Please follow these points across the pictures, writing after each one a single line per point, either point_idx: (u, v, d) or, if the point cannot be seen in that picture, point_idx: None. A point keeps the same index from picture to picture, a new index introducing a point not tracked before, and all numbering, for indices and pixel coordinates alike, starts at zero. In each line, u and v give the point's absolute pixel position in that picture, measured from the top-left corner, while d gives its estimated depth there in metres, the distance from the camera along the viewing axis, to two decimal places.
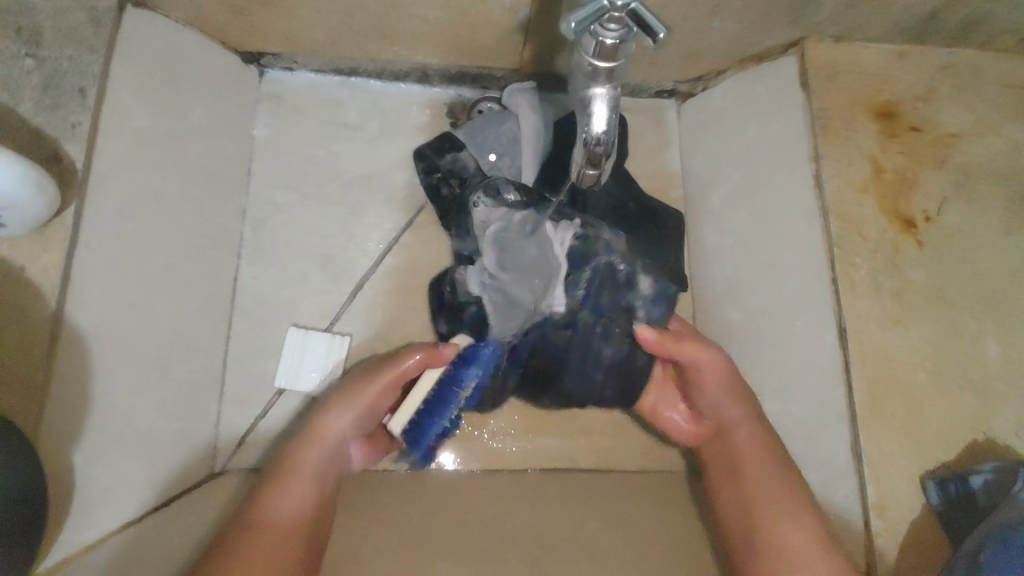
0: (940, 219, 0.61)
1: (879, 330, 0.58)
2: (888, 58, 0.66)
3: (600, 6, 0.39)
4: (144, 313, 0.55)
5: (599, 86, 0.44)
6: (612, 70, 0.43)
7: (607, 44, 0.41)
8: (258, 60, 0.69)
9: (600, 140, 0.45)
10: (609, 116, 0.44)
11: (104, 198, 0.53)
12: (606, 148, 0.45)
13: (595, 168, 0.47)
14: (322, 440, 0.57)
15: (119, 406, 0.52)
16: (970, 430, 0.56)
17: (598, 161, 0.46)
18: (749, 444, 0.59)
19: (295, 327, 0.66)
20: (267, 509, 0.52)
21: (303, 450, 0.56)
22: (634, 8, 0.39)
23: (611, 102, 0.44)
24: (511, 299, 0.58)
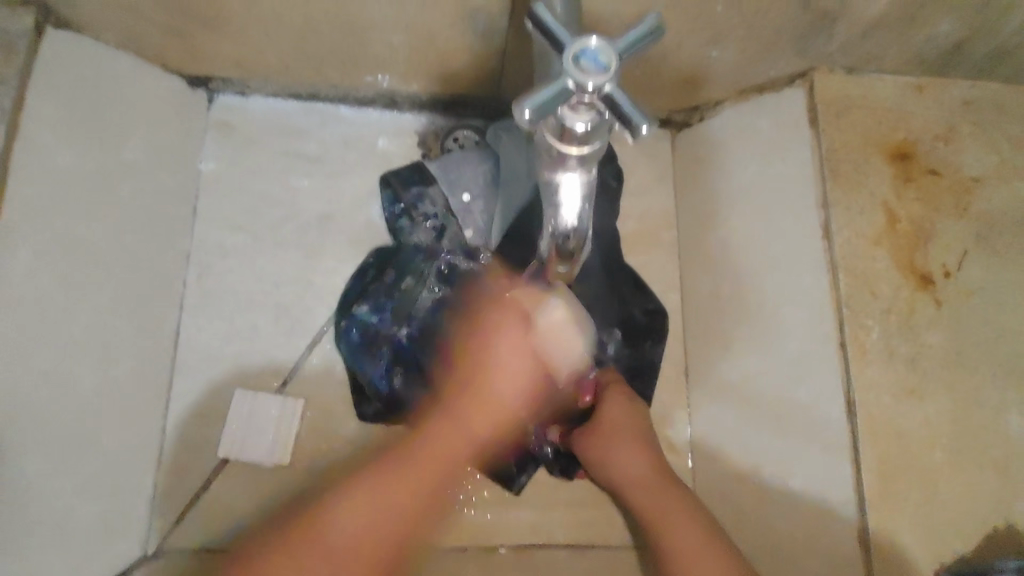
0: (959, 274, 0.55)
1: (892, 402, 0.52)
2: (904, 91, 0.59)
3: (566, 88, 0.33)
4: (66, 381, 0.49)
5: (568, 170, 0.38)
6: (584, 155, 0.37)
7: (576, 128, 0.35)
8: (207, 84, 0.63)
9: (570, 234, 0.39)
10: (582, 204, 0.38)
11: (17, 256, 0.46)
12: (579, 241, 0.39)
13: (566, 261, 0.41)
14: (490, 384, 0.52)
15: (32, 492, 0.46)
16: (990, 515, 0.51)
17: (568, 254, 0.40)
18: (654, 501, 0.53)
19: (242, 387, 0.59)
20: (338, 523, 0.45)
21: (468, 408, 0.51)
22: (608, 91, 0.33)
23: (586, 186, 0.38)
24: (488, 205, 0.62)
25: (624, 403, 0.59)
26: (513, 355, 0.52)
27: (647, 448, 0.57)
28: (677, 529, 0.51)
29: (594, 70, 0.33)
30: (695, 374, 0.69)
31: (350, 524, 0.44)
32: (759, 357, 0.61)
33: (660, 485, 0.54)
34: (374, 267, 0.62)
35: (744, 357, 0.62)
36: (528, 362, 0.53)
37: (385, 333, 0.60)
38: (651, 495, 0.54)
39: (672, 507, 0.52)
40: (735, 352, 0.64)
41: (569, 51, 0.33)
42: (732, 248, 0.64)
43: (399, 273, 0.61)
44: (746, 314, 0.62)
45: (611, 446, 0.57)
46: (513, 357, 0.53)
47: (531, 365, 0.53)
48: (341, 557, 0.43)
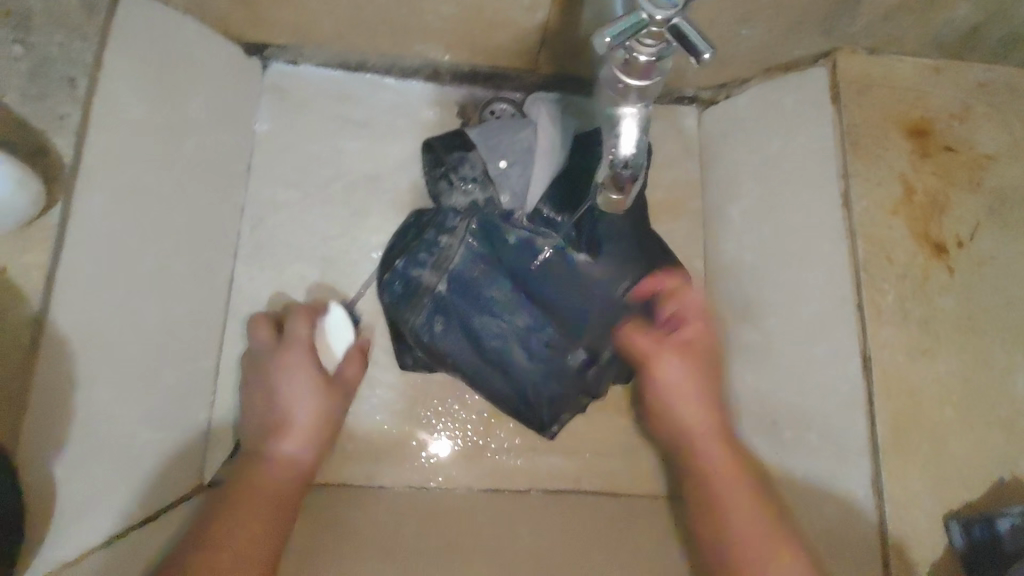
0: (972, 245, 0.58)
1: (905, 360, 0.55)
2: (923, 72, 0.63)
3: (640, 20, 0.36)
4: (132, 316, 0.53)
5: (629, 104, 0.42)
6: (645, 89, 0.41)
7: (642, 59, 0.39)
8: (262, 51, 0.66)
9: (628, 161, 0.42)
10: (639, 136, 0.42)
11: (93, 198, 0.50)
12: (635, 171, 0.42)
13: (620, 192, 0.44)
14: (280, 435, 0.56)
15: (102, 414, 0.50)
16: (996, 469, 0.54)
17: (623, 183, 0.43)
18: (714, 455, 0.55)
19: None
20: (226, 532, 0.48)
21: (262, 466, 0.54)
22: (676, 22, 0.36)
23: (642, 121, 0.42)
24: (526, 168, 0.64)
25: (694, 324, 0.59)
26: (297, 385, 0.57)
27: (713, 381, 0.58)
28: (733, 490, 0.53)
29: (666, 2, 0.36)
30: None
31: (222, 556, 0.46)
32: (779, 321, 0.64)
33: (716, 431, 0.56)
34: (414, 226, 0.65)
35: (764, 322, 0.66)
36: (306, 399, 0.57)
37: (425, 285, 0.62)
38: (707, 439, 0.56)
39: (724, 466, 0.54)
40: (756, 318, 0.67)
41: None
42: (754, 220, 0.68)
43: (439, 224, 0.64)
44: (767, 281, 0.66)
45: (688, 381, 0.57)
46: (305, 413, 0.57)
47: (312, 408, 0.57)
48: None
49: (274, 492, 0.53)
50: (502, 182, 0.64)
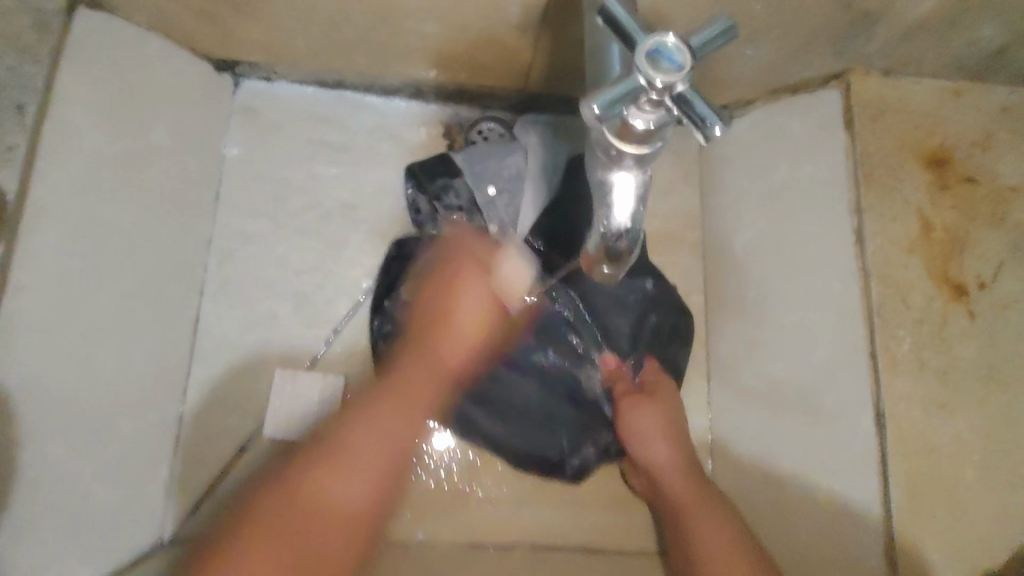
0: (995, 286, 0.54)
1: (922, 414, 0.51)
2: (942, 97, 0.58)
3: (637, 85, 0.33)
4: (89, 362, 0.49)
5: (624, 169, 0.38)
6: (641, 155, 0.37)
7: (639, 127, 0.35)
8: (233, 68, 0.62)
9: (622, 234, 0.40)
10: (637, 204, 0.39)
11: (43, 237, 0.46)
12: (631, 242, 0.40)
13: (613, 262, 0.42)
14: (444, 345, 0.52)
15: (56, 469, 0.46)
16: (1021, 534, 0.49)
17: (617, 255, 0.41)
18: (690, 497, 0.54)
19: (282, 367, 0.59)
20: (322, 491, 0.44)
21: (431, 357, 0.52)
22: (680, 90, 0.33)
23: (641, 187, 0.39)
24: (516, 200, 0.64)
25: (656, 398, 0.59)
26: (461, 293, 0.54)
27: (676, 454, 0.57)
28: (710, 531, 0.52)
29: (668, 69, 0.32)
30: (717, 379, 0.68)
31: (335, 493, 0.44)
32: (784, 362, 0.60)
33: (686, 502, 0.54)
34: (396, 260, 0.62)
35: (768, 363, 0.62)
36: (478, 304, 0.53)
37: None
38: (680, 493, 0.55)
39: (700, 503, 0.54)
40: (760, 358, 0.63)
41: (642, 47, 0.33)
42: (759, 253, 0.63)
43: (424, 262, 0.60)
44: (773, 320, 0.61)
45: (658, 431, 0.57)
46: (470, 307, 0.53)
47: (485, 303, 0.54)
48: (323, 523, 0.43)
49: (432, 366, 0.51)
50: (492, 213, 0.63)
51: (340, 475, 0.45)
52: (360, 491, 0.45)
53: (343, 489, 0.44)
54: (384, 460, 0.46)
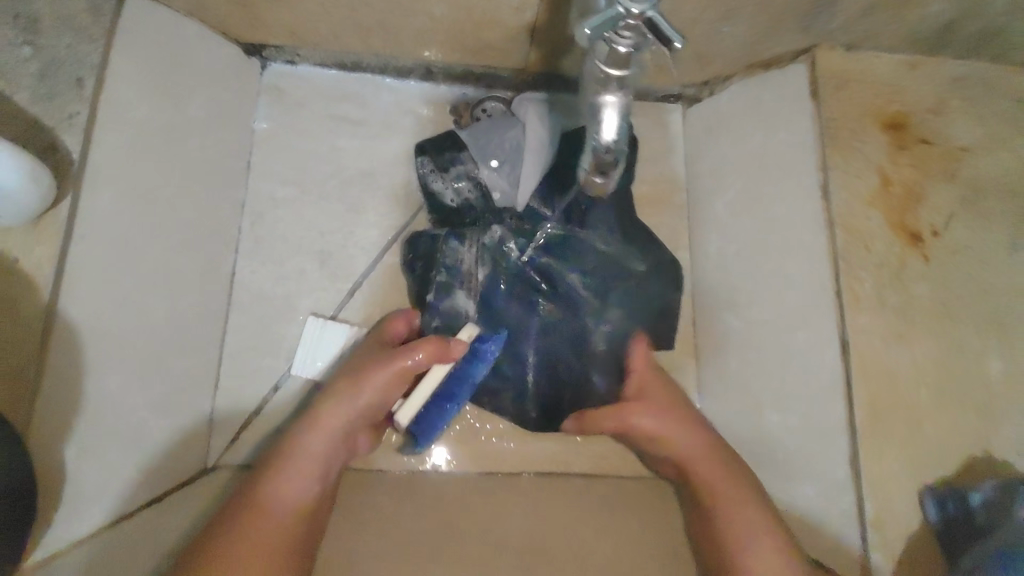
0: (946, 234, 0.61)
1: (882, 345, 0.57)
2: (899, 69, 0.65)
3: (616, 12, 0.39)
4: (138, 308, 0.55)
5: (610, 94, 0.44)
6: (623, 78, 0.44)
7: (619, 51, 0.42)
8: (260, 51, 0.69)
9: (610, 148, 0.45)
10: (619, 125, 0.45)
11: (98, 195, 0.52)
12: (616, 156, 0.46)
13: (602, 175, 0.48)
14: (345, 397, 0.57)
15: (111, 400, 0.53)
16: (969, 447, 0.56)
17: (606, 168, 0.47)
18: (721, 479, 0.57)
19: (315, 315, 0.66)
20: (254, 521, 0.50)
21: (312, 426, 0.56)
22: (651, 16, 0.39)
23: (623, 110, 0.45)
24: (520, 171, 0.68)
25: (657, 387, 0.64)
26: (423, 358, 0.56)
27: (695, 431, 0.61)
28: (741, 509, 0.54)
29: None
30: (701, 330, 0.75)
31: (267, 527, 0.50)
32: (763, 308, 0.66)
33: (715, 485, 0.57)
34: (422, 258, 0.66)
35: (746, 309, 0.68)
36: (375, 394, 0.56)
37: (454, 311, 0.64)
38: (704, 474, 0.58)
39: (738, 489, 0.56)
40: (738, 306, 0.69)
41: None
42: (739, 211, 0.70)
43: (455, 242, 0.65)
44: (749, 272, 0.68)
45: (672, 410, 0.62)
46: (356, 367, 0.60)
47: (373, 400, 0.57)
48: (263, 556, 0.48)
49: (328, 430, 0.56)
50: (499, 186, 0.68)
51: (269, 508, 0.51)
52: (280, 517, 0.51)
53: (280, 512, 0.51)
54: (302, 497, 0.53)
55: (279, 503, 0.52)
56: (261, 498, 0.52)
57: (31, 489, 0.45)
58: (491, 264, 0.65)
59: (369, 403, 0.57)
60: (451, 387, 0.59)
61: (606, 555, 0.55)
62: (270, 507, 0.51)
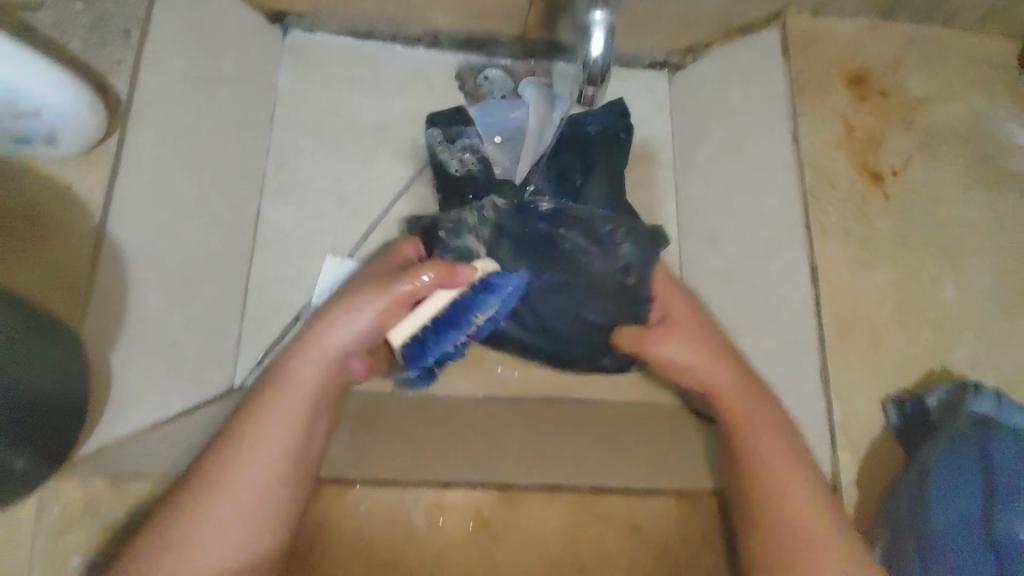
0: (905, 174, 0.67)
1: (847, 270, 0.64)
2: (861, 31, 0.72)
3: None
4: (175, 239, 0.61)
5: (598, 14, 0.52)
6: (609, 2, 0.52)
7: None
8: (282, 19, 0.75)
9: (597, 59, 0.52)
10: (605, 38, 0.53)
11: (143, 132, 0.58)
12: (602, 69, 0.53)
13: (593, 86, 0.54)
14: (338, 327, 0.58)
15: (153, 317, 0.58)
16: (928, 360, 0.62)
17: (596, 79, 0.53)
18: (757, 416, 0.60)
19: (332, 254, 0.73)
20: (239, 454, 0.54)
21: (306, 353, 0.58)
22: None
23: (608, 28, 0.53)
24: (524, 145, 0.75)
25: (686, 323, 0.65)
26: (428, 283, 0.56)
27: (728, 373, 0.62)
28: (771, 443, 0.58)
29: None
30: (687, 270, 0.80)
31: (249, 462, 0.54)
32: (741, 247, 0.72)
33: (753, 418, 0.59)
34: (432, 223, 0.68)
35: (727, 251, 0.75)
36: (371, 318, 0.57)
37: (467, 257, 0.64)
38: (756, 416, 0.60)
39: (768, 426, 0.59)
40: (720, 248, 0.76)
41: None
42: (719, 162, 0.76)
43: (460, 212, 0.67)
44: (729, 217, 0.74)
45: (709, 354, 0.63)
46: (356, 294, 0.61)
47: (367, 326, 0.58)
48: (239, 493, 0.53)
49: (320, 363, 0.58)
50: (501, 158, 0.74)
51: (254, 445, 0.54)
52: (263, 453, 0.54)
53: (265, 447, 0.54)
54: (287, 433, 0.55)
55: (261, 442, 0.55)
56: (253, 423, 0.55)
57: (80, 391, 0.49)
58: (486, 225, 0.65)
59: (371, 323, 0.57)
60: (455, 315, 0.57)
61: (602, 462, 0.62)
62: (257, 441, 0.55)
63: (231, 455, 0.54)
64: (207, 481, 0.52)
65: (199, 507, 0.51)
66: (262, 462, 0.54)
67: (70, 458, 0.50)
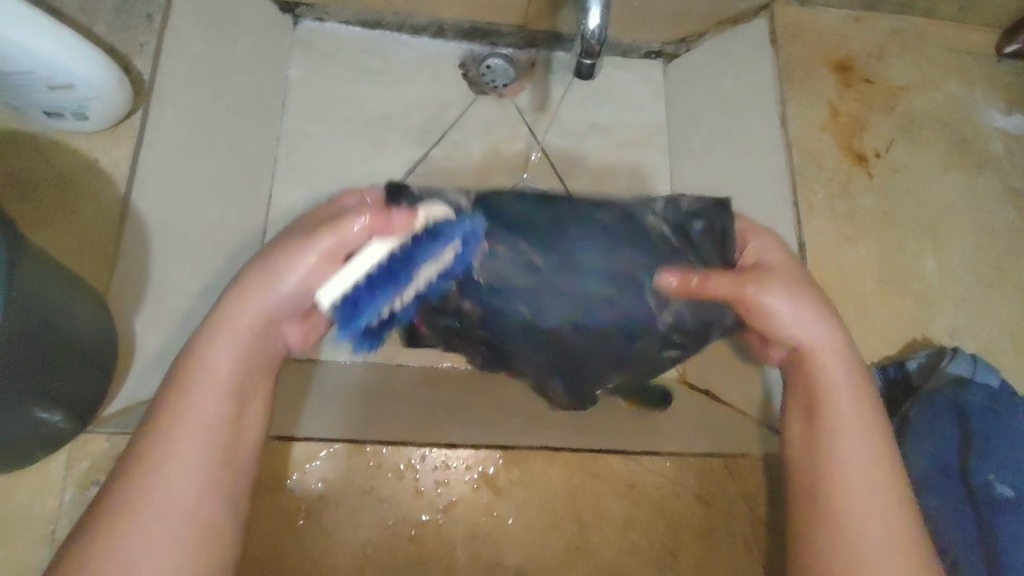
0: (887, 156, 0.71)
1: (833, 245, 0.67)
2: (847, 21, 0.76)
3: None
4: (193, 212, 0.62)
5: None
6: None
7: None
8: (293, 9, 0.78)
9: (594, 35, 0.54)
10: (601, 14, 0.54)
11: (164, 111, 0.62)
12: (598, 43, 0.55)
13: (590, 59, 0.56)
14: (262, 298, 0.48)
15: (174, 287, 0.59)
16: (910, 330, 0.65)
17: (592, 52, 0.55)
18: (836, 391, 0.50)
19: None
20: (149, 468, 0.43)
21: (219, 335, 0.47)
22: None
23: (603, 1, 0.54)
24: None
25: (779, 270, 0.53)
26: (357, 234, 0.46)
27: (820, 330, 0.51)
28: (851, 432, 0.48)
29: None
30: None
31: (163, 478, 0.42)
32: None
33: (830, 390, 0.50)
34: None
35: None
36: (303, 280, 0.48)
37: None
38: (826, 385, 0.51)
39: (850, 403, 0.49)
40: None
41: None
42: None
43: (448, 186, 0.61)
44: None
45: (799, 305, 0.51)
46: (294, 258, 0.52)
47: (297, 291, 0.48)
48: (151, 519, 0.41)
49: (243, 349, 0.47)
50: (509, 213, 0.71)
51: (164, 456, 0.43)
52: (179, 464, 0.43)
53: (182, 458, 0.43)
54: (211, 436, 0.44)
55: (175, 452, 0.43)
56: (155, 435, 0.43)
57: (106, 352, 0.52)
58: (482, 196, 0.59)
59: (298, 286, 0.48)
60: (392, 266, 0.47)
61: (601, 422, 0.63)
62: (170, 451, 0.43)
63: (137, 472, 0.42)
64: (118, 499, 0.42)
65: (108, 539, 0.40)
66: (179, 478, 0.43)
67: (94, 416, 0.53)
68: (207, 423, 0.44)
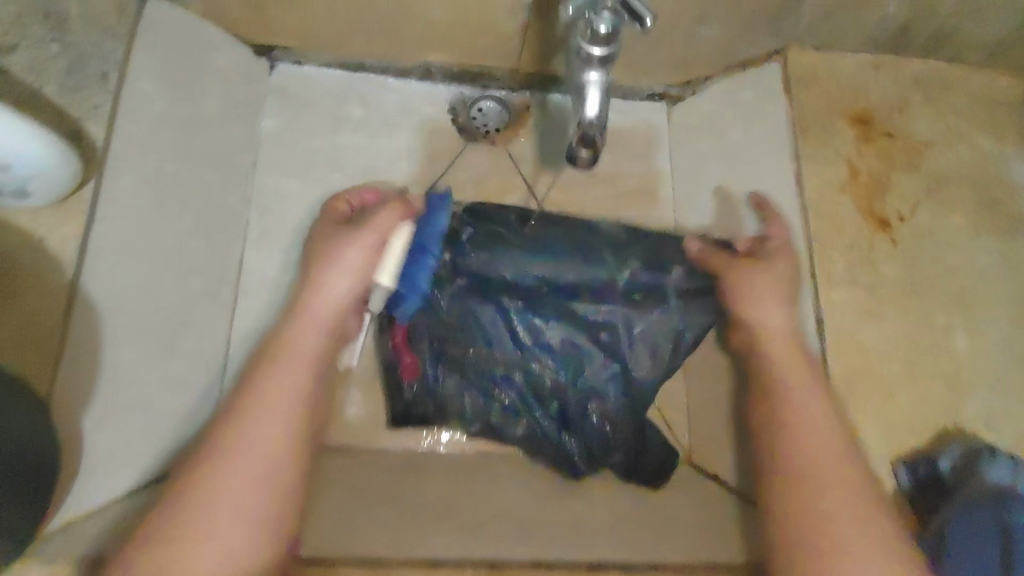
0: (912, 220, 0.65)
1: (854, 322, 0.61)
2: (865, 69, 0.70)
3: None
4: (152, 289, 0.58)
5: (592, 71, 0.49)
6: (606, 56, 0.49)
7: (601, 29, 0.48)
8: (269, 53, 0.73)
9: (593, 121, 0.49)
10: (600, 99, 0.49)
11: (119, 179, 0.56)
12: (599, 129, 0.50)
13: (588, 149, 0.51)
14: (319, 296, 0.57)
15: (127, 374, 0.54)
16: (940, 417, 0.59)
17: (592, 141, 0.50)
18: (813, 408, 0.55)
19: None
20: (212, 476, 0.47)
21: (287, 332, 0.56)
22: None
23: (603, 86, 0.49)
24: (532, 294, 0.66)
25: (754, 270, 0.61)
26: (388, 218, 0.58)
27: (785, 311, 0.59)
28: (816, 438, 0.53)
29: None
30: None
31: (226, 482, 0.47)
32: None
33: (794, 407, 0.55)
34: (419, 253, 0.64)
35: None
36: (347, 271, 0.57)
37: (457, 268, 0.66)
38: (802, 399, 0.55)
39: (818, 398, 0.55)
40: None
41: None
42: None
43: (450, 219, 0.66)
44: None
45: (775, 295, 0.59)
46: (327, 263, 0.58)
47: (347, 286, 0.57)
48: (223, 514, 0.46)
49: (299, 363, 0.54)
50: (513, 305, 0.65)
51: (228, 462, 0.48)
52: (248, 462, 0.48)
53: (251, 460, 0.48)
54: (276, 433, 0.50)
55: (240, 450, 0.48)
56: (222, 451, 0.49)
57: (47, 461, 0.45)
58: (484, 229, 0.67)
59: (350, 287, 0.57)
60: (421, 242, 0.62)
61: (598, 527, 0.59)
62: (235, 450, 0.49)
63: (209, 470, 0.47)
64: (183, 503, 0.46)
65: (179, 545, 0.44)
66: (246, 478, 0.48)
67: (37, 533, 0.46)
68: (269, 420, 0.50)
